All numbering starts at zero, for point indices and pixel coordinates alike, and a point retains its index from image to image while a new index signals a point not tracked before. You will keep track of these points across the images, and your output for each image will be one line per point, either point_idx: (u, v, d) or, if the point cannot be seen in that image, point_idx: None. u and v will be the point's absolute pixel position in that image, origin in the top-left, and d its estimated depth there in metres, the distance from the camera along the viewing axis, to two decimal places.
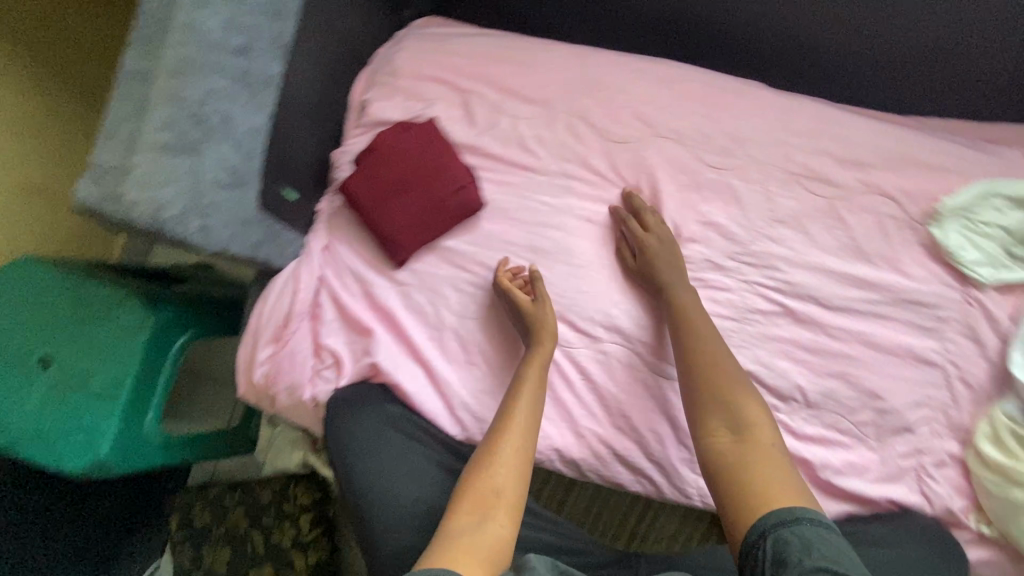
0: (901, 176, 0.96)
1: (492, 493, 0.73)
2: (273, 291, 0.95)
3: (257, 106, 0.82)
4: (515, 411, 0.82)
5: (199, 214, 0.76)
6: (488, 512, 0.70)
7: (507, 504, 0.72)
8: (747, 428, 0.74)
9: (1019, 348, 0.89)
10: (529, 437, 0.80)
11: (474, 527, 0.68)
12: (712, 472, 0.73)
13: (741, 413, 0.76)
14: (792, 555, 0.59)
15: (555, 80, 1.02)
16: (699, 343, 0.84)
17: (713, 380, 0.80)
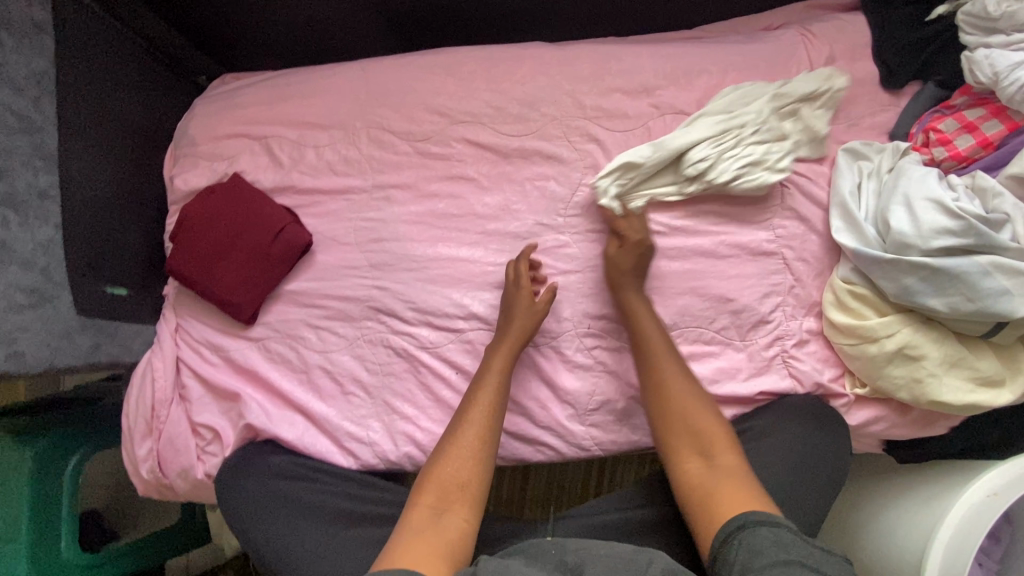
0: (688, 89, 0.99)
1: (456, 486, 0.77)
2: (136, 386, 0.97)
3: (41, 220, 0.85)
4: (486, 386, 0.86)
5: (5, 342, 0.78)
6: (448, 506, 0.75)
7: (466, 492, 0.76)
8: (712, 449, 0.79)
9: (836, 214, 0.91)
10: (496, 418, 0.84)
11: (432, 522, 0.73)
12: (688, 496, 0.78)
13: (706, 442, 0.80)
14: (767, 548, 0.64)
15: (345, 100, 1.04)
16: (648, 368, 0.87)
17: (677, 409, 0.83)
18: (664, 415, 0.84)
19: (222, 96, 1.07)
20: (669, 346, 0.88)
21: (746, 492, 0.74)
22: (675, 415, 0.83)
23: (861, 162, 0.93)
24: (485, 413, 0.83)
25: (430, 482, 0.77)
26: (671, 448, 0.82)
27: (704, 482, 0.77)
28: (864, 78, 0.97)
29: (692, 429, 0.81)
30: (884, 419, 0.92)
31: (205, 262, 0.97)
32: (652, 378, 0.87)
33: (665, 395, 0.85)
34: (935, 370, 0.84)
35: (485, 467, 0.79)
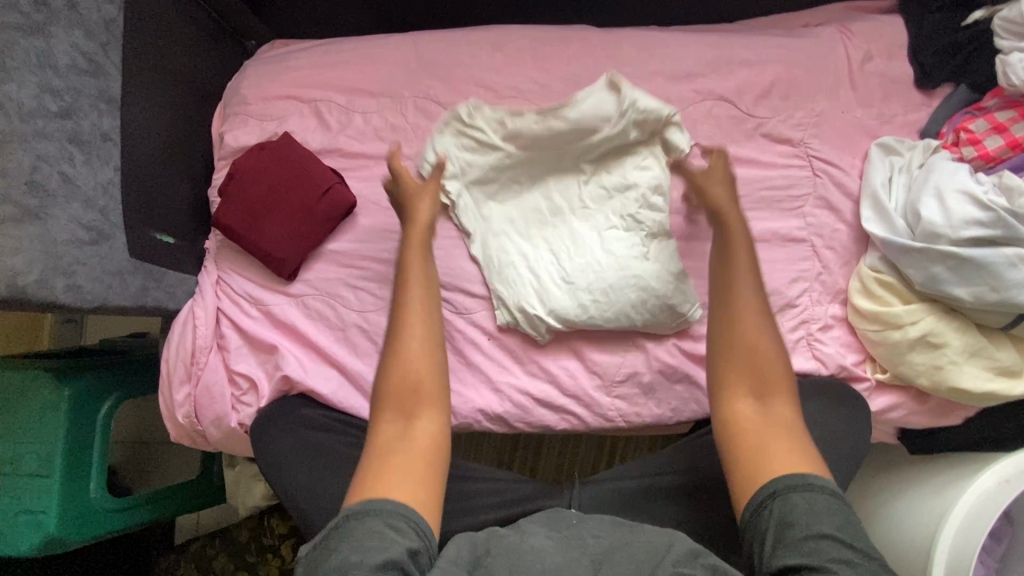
0: (729, 78, 1.02)
1: (410, 391, 0.69)
2: (177, 331, 1.00)
3: (102, 161, 0.88)
4: (414, 298, 0.77)
5: (63, 273, 0.81)
6: (413, 415, 0.68)
7: (430, 408, 0.69)
8: (770, 388, 0.71)
9: (868, 205, 0.95)
10: (431, 317, 0.77)
11: (404, 438, 0.67)
12: (730, 431, 0.69)
13: (768, 385, 0.71)
14: (800, 519, 0.59)
15: (395, 69, 1.07)
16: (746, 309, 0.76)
17: (743, 347, 0.73)
18: (728, 355, 0.74)
19: (274, 59, 1.10)
20: (752, 276, 0.79)
21: (799, 445, 0.66)
22: (748, 344, 0.74)
23: (892, 157, 0.97)
24: (420, 318, 0.76)
25: (387, 390, 0.70)
26: (723, 384, 0.73)
27: (757, 423, 0.69)
28: (897, 78, 1.01)
29: (755, 371, 0.72)
30: (902, 406, 0.95)
31: (252, 217, 1.00)
32: (725, 317, 0.76)
33: (731, 336, 0.75)
34: (957, 357, 0.88)
35: (439, 364, 0.73)
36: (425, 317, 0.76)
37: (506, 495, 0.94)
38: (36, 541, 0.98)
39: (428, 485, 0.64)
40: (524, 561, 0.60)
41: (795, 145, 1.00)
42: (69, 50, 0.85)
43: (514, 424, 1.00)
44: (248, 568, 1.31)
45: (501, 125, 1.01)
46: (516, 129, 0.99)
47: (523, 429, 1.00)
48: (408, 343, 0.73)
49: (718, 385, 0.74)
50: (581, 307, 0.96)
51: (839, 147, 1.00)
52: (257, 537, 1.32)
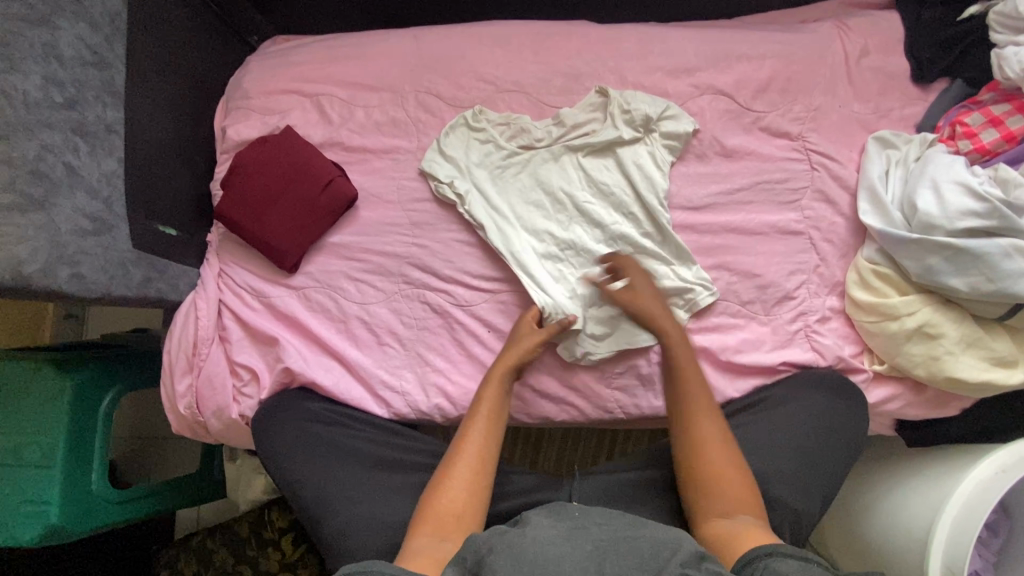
0: (727, 72, 1.03)
1: (452, 516, 0.75)
2: (179, 322, 1.00)
3: (106, 153, 0.89)
4: (471, 438, 0.83)
5: (68, 263, 0.81)
6: (449, 532, 0.73)
7: (463, 522, 0.75)
8: (726, 494, 0.77)
9: (864, 198, 0.96)
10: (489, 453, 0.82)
11: (434, 544, 0.71)
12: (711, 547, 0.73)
13: (727, 491, 0.77)
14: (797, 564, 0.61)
15: (396, 64, 1.08)
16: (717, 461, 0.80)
17: (716, 477, 0.79)
18: (702, 485, 0.79)
19: (276, 54, 1.11)
20: (713, 414, 0.84)
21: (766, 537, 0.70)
22: (706, 463, 0.80)
23: (889, 151, 0.98)
24: (472, 468, 0.80)
25: (429, 514, 0.75)
26: (697, 503, 0.79)
27: (725, 534, 0.73)
28: (894, 72, 1.02)
29: (718, 487, 0.78)
30: (900, 397, 0.95)
31: (254, 209, 1.01)
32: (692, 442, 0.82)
33: (697, 450, 0.82)
34: (953, 348, 0.88)
35: (477, 507, 0.77)
36: (483, 445, 0.82)
37: (507, 486, 0.94)
38: (37, 532, 0.99)
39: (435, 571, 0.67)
40: (529, 553, 0.62)
41: (793, 139, 1.01)
42: (74, 42, 0.86)
43: (514, 415, 1.00)
44: (246, 563, 1.29)
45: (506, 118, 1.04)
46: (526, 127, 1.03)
47: (523, 420, 1.01)
48: (454, 479, 0.79)
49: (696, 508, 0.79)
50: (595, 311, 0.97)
51: (836, 141, 1.01)
52: (256, 531, 1.30)
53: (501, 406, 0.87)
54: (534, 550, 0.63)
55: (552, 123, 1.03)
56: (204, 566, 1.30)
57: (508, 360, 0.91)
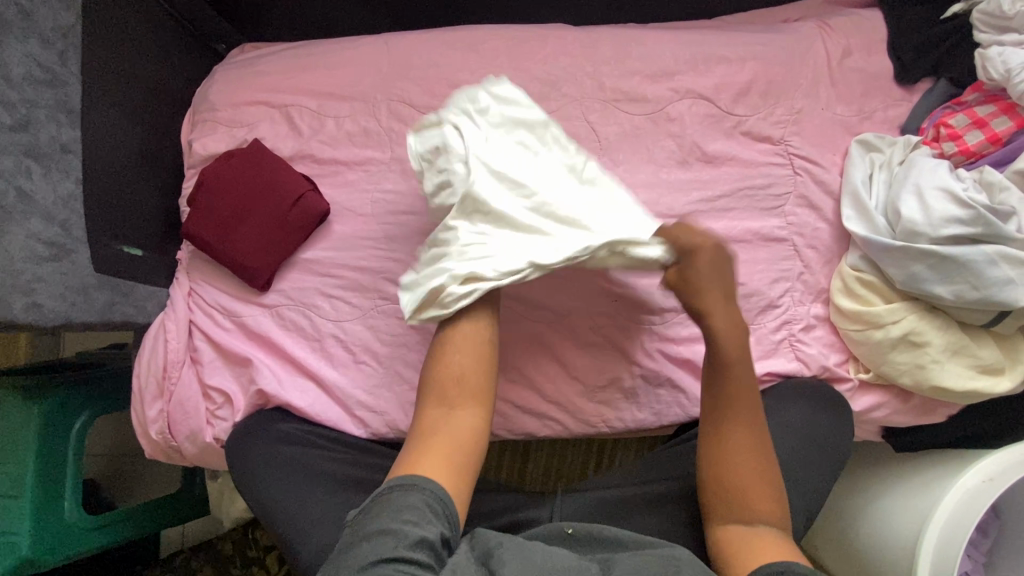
0: (707, 75, 1.01)
1: (455, 386, 0.76)
2: (148, 345, 0.98)
3: (63, 174, 0.86)
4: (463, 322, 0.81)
5: (24, 291, 0.78)
6: (455, 402, 0.75)
7: (467, 387, 0.76)
8: (744, 501, 0.75)
9: (848, 203, 0.94)
10: (482, 337, 0.80)
11: (444, 419, 0.74)
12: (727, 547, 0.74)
13: (750, 502, 0.75)
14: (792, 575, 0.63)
15: (367, 72, 1.04)
16: (744, 464, 0.76)
17: (743, 479, 0.76)
18: (727, 481, 0.77)
19: (243, 64, 1.07)
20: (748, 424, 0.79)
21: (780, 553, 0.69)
22: (736, 468, 0.77)
23: (873, 154, 0.96)
24: (468, 343, 0.79)
25: (433, 386, 0.77)
26: (716, 504, 0.77)
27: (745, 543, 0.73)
28: (877, 73, 1.00)
29: (739, 493, 0.75)
30: (886, 405, 0.94)
31: (222, 227, 0.97)
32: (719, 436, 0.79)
33: (722, 450, 0.78)
34: (939, 356, 0.87)
35: (490, 372, 0.79)
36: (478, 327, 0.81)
37: (489, 505, 0.92)
38: (7, 564, 0.96)
39: (456, 463, 0.71)
40: (538, 558, 0.63)
41: (775, 143, 0.99)
42: (24, 60, 0.83)
43: (496, 431, 0.98)
44: None
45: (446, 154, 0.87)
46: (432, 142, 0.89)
47: (505, 437, 0.99)
48: (456, 356, 0.78)
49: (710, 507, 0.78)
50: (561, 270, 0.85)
51: (819, 145, 0.99)
52: (241, 549, 1.32)
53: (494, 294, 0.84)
54: (543, 556, 0.64)
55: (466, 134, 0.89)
56: None
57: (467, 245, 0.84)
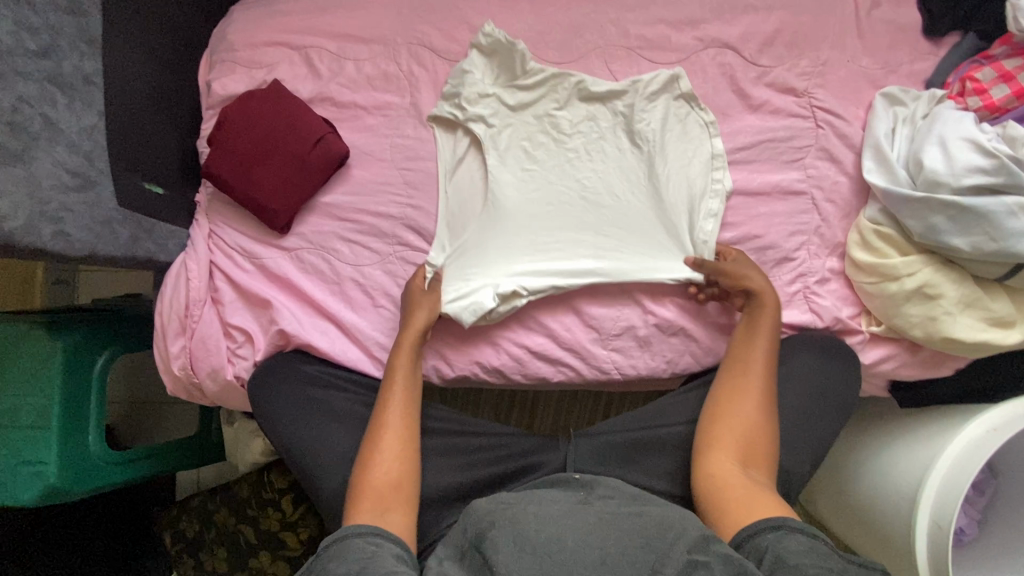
0: (732, 24, 1.00)
1: (388, 490, 0.79)
2: (170, 284, 0.99)
3: (85, 105, 0.88)
4: (391, 414, 0.86)
5: (52, 220, 0.79)
6: (388, 506, 0.77)
7: (402, 493, 0.80)
8: (750, 456, 0.80)
9: (869, 157, 0.94)
10: (410, 429, 0.86)
11: (375, 520, 0.74)
12: (714, 493, 0.76)
13: (753, 454, 0.80)
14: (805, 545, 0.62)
15: (387, 14, 1.03)
16: (743, 414, 0.83)
17: (739, 434, 0.81)
18: (718, 433, 0.82)
19: (261, 4, 1.06)
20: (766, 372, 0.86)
21: (770, 499, 0.72)
22: (737, 416, 0.83)
23: (897, 107, 0.95)
24: (394, 443, 0.84)
25: (362, 493, 0.78)
26: (716, 447, 0.81)
27: (734, 484, 0.75)
28: (906, 25, 0.99)
29: (744, 442, 0.80)
30: (895, 358, 0.96)
31: (241, 167, 0.97)
32: (731, 394, 0.85)
33: (729, 409, 0.84)
34: (951, 308, 0.88)
35: (412, 466, 0.83)
36: (405, 423, 0.86)
37: (503, 449, 0.95)
38: (35, 493, 0.98)
39: (398, 554, 0.70)
40: (531, 532, 0.65)
41: (799, 95, 0.99)
42: None
43: (511, 376, 1.00)
44: (249, 522, 1.33)
45: (510, 85, 1.00)
46: (467, 75, 0.98)
47: (520, 382, 1.01)
48: (382, 455, 0.82)
49: (708, 441, 0.82)
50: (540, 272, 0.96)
51: (843, 97, 0.98)
52: (257, 491, 1.34)
53: (415, 349, 0.91)
54: (536, 530, 0.66)
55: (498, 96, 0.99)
56: (207, 526, 1.35)
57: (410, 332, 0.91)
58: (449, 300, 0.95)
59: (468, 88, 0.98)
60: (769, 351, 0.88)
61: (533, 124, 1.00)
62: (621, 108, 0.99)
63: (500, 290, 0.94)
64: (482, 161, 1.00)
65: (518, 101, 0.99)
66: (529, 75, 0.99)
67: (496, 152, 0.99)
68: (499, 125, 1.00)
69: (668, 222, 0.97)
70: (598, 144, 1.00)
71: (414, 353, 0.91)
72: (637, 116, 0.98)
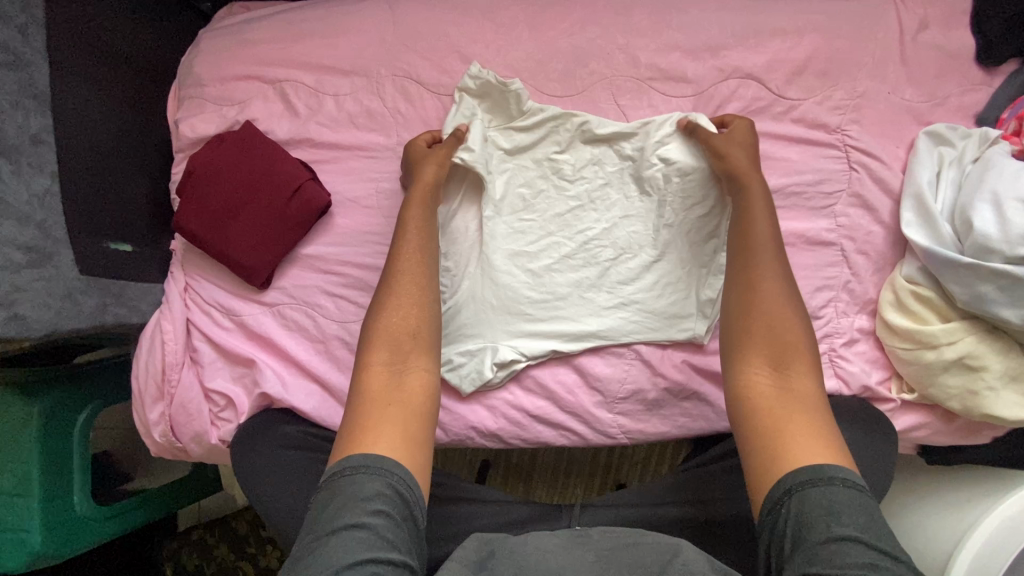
0: (756, 51, 0.88)
1: (405, 336, 0.73)
2: (145, 344, 0.92)
3: (37, 168, 0.79)
4: (405, 258, 0.78)
5: (5, 304, 0.73)
6: (406, 358, 0.71)
7: (417, 343, 0.73)
8: (785, 359, 0.70)
9: (909, 206, 0.84)
10: (429, 277, 0.78)
11: (391, 381, 0.70)
12: (755, 406, 0.69)
13: (784, 356, 0.71)
14: (820, 519, 0.57)
15: (369, 43, 0.93)
16: (756, 305, 0.74)
17: (763, 327, 0.72)
18: (748, 326, 0.73)
19: (230, 30, 0.96)
20: (772, 245, 0.76)
21: (820, 423, 0.66)
22: (762, 313, 0.73)
23: (942, 149, 0.85)
24: (410, 292, 0.76)
25: (374, 360, 0.71)
26: (744, 356, 0.72)
27: (774, 399, 0.68)
28: (955, 52, 0.87)
29: (774, 334, 0.71)
30: (928, 426, 0.87)
31: (215, 220, 0.89)
32: (751, 282, 0.75)
33: (750, 304, 0.74)
34: (995, 382, 0.79)
35: (433, 304, 0.76)
36: (422, 272, 0.78)
37: (502, 518, 0.89)
38: (22, 559, 0.96)
39: (412, 446, 0.66)
40: (531, 563, 0.63)
41: (831, 132, 0.87)
42: None
43: (510, 440, 0.93)
44: (248, 559, 1.32)
45: (508, 128, 0.91)
46: (449, 115, 0.89)
47: (519, 445, 0.94)
48: (398, 306, 0.75)
49: (734, 354, 0.73)
50: (540, 334, 0.91)
51: (881, 135, 0.87)
52: (256, 527, 1.35)
53: (428, 216, 0.83)
54: (537, 559, 0.63)
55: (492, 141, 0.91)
56: (206, 560, 1.33)
57: (425, 182, 0.84)
58: (450, 359, 0.91)
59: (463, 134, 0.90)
60: (771, 221, 0.78)
61: (534, 171, 0.92)
62: (630, 152, 0.89)
63: (499, 356, 0.90)
64: (477, 213, 0.93)
65: (517, 145, 0.91)
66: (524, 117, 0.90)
67: (491, 201, 0.91)
68: (495, 171, 0.91)
69: (680, 279, 0.90)
70: (603, 192, 0.91)
71: (427, 195, 0.83)
72: (646, 161, 0.89)
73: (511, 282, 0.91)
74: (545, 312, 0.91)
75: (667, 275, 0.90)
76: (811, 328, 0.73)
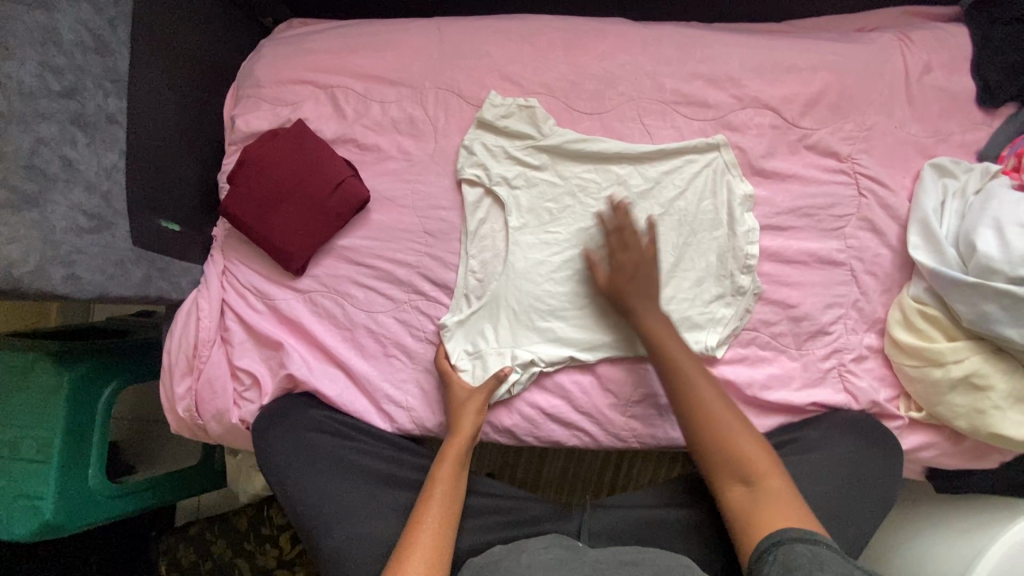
0: (773, 84, 0.95)
1: None
2: (180, 322, 0.97)
3: (107, 145, 0.87)
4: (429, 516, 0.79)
5: (62, 263, 0.79)
6: None
7: None
8: (757, 476, 0.74)
9: (916, 231, 0.89)
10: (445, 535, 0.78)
11: None
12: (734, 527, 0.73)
13: (747, 469, 0.75)
14: (804, 564, 0.62)
15: (416, 57, 1.01)
16: (717, 447, 0.77)
17: (729, 453, 0.76)
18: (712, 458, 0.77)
19: (291, 40, 1.05)
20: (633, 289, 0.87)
21: (789, 509, 0.71)
22: (727, 439, 0.77)
23: (945, 180, 0.90)
24: (429, 547, 0.76)
25: None
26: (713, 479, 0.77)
27: (753, 508, 0.72)
28: (958, 94, 0.94)
29: (740, 459, 0.76)
30: (935, 446, 0.89)
31: (261, 208, 0.95)
32: (687, 409, 0.80)
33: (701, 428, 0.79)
34: (1001, 402, 0.82)
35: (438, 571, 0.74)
36: (437, 548, 0.76)
37: (515, 513, 0.90)
38: (32, 527, 0.97)
39: None
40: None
41: (843, 160, 0.94)
42: (75, 25, 0.83)
43: (523, 437, 0.95)
44: (245, 557, 1.30)
45: (531, 147, 0.97)
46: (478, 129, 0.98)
47: (532, 444, 0.96)
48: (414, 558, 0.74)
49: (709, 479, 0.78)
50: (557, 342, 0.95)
51: (889, 165, 0.93)
52: (255, 525, 1.32)
53: (456, 491, 0.83)
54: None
55: (524, 147, 0.97)
56: (201, 557, 1.31)
57: (463, 435, 0.87)
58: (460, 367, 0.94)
59: (493, 143, 0.98)
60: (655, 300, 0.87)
61: (558, 185, 0.97)
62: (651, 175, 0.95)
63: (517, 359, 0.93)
64: (503, 221, 0.98)
65: (538, 161, 0.97)
66: (545, 139, 0.97)
67: (518, 213, 0.97)
68: (523, 186, 0.97)
69: (698, 293, 0.93)
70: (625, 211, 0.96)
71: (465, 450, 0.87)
72: (663, 183, 0.95)
73: (533, 287, 0.95)
74: (562, 319, 0.95)
75: (686, 285, 0.94)
76: (745, 418, 0.80)
